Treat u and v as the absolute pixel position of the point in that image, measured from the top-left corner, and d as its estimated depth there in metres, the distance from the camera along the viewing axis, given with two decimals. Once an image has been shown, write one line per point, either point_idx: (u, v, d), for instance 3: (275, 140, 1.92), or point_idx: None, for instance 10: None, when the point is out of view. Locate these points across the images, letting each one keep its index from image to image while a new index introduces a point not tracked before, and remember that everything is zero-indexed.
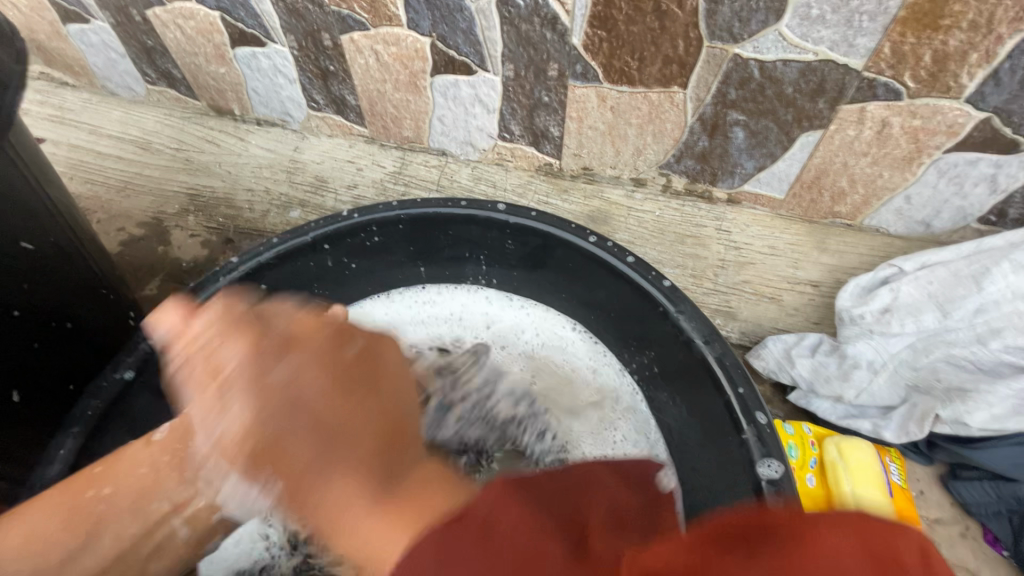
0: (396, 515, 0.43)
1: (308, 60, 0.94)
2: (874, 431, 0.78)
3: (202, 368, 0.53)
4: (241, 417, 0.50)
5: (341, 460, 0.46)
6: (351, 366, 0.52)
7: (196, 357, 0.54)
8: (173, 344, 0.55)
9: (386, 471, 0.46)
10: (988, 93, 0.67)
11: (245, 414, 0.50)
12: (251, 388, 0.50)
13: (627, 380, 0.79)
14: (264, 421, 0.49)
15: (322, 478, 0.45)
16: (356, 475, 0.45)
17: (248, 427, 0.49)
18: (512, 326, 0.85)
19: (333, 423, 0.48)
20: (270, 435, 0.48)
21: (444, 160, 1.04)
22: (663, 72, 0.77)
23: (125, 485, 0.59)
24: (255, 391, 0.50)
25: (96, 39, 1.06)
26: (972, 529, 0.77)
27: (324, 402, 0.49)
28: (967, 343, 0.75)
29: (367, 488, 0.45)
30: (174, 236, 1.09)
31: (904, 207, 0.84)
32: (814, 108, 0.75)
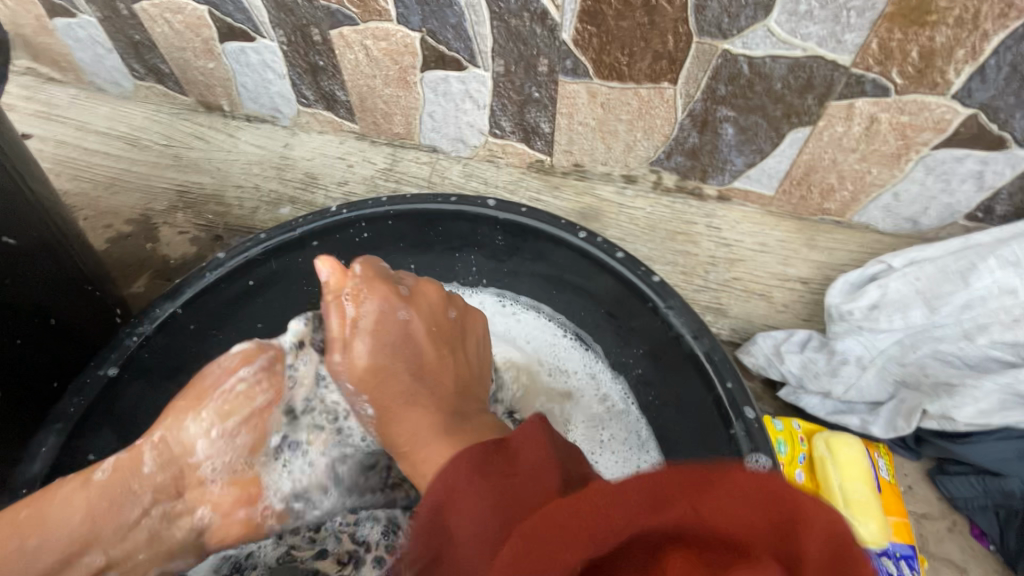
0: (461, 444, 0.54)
1: (298, 55, 0.94)
2: (863, 427, 0.78)
3: (336, 315, 0.61)
4: (377, 358, 0.61)
5: (424, 397, 0.59)
6: (446, 336, 0.65)
7: (335, 305, 0.61)
8: (324, 293, 0.62)
9: (458, 413, 0.59)
10: (974, 89, 0.68)
11: (370, 353, 0.61)
12: (381, 327, 0.61)
13: (619, 380, 0.78)
14: (382, 357, 0.61)
15: (404, 408, 0.58)
16: (433, 408, 0.58)
17: (369, 363, 0.60)
18: (504, 327, 0.84)
19: (422, 366, 0.62)
20: (382, 363, 0.61)
21: (435, 157, 1.03)
22: (652, 67, 0.77)
23: (53, 538, 0.52)
24: (377, 330, 0.61)
25: (83, 34, 1.04)
26: (960, 524, 0.77)
27: (428, 353, 0.63)
28: (954, 339, 0.76)
29: (442, 421, 0.57)
30: (162, 233, 1.08)
31: (892, 203, 0.84)
32: (803, 104, 0.75)
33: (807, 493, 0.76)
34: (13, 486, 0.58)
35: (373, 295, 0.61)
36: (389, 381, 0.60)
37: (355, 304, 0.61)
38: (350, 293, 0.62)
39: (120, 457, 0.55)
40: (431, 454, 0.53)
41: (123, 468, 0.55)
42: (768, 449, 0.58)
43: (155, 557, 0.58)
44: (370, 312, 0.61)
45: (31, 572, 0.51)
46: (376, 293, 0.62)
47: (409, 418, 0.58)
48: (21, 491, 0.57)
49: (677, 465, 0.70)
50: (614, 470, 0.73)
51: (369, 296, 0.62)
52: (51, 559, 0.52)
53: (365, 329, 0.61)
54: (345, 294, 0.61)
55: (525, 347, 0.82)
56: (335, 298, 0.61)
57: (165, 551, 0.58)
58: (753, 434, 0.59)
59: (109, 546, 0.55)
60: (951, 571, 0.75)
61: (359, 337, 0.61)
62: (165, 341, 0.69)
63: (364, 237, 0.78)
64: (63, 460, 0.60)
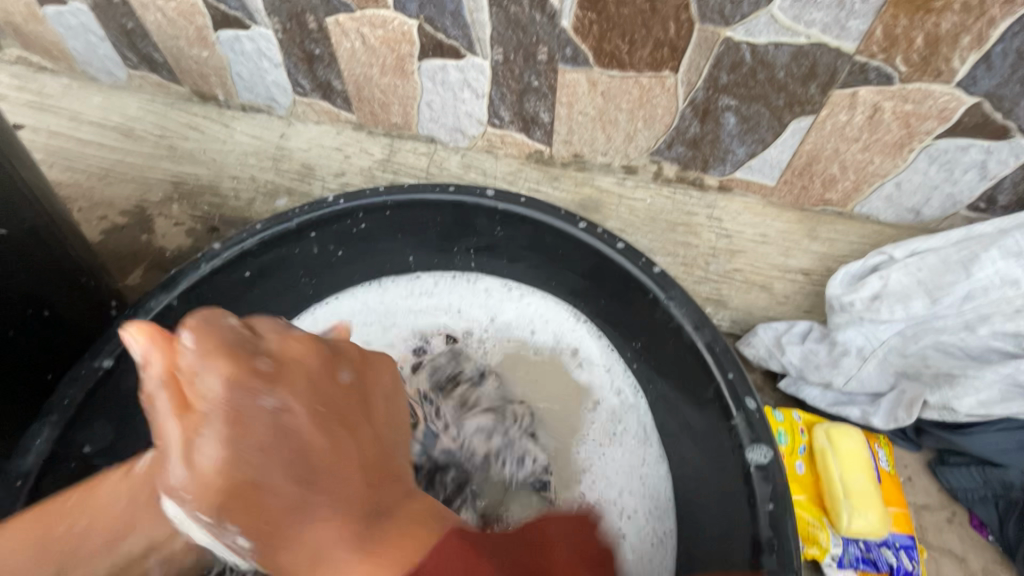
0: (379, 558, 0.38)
1: (294, 43, 0.92)
2: (863, 418, 0.78)
3: (170, 392, 0.38)
4: (209, 455, 0.36)
5: (323, 505, 0.38)
6: (339, 402, 0.42)
7: (187, 361, 0.39)
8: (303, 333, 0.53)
9: (370, 508, 0.39)
10: (979, 77, 0.67)
11: (246, 434, 0.38)
12: (231, 418, 0.37)
13: (628, 375, 0.76)
14: (256, 466, 0.36)
15: (297, 530, 0.37)
16: (339, 512, 0.38)
17: (224, 468, 0.36)
18: (512, 320, 0.81)
19: (313, 463, 0.38)
20: (239, 474, 0.36)
21: (433, 147, 1.02)
22: (654, 55, 0.76)
23: (98, 517, 0.55)
24: (227, 422, 0.37)
25: (75, 22, 1.03)
26: (959, 514, 0.77)
27: (309, 441, 0.38)
28: (956, 330, 0.75)
29: (351, 529, 0.38)
30: (158, 224, 1.07)
31: (894, 194, 0.84)
32: (805, 93, 0.74)
33: (807, 485, 0.76)
34: (6, 478, 0.57)
35: (209, 364, 0.37)
36: (256, 504, 0.36)
37: (191, 381, 0.37)
38: (203, 355, 0.38)
39: (158, 444, 0.56)
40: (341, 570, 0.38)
41: (161, 455, 0.56)
42: (769, 439, 0.58)
43: (198, 537, 0.60)
44: (215, 400, 0.37)
45: (76, 555, 0.53)
46: (196, 361, 0.38)
47: (309, 541, 0.37)
48: (14, 485, 0.57)
49: (681, 458, 0.69)
50: (617, 464, 0.72)
51: (215, 365, 0.38)
52: (98, 541, 0.54)
53: (202, 439, 0.36)
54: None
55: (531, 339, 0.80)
56: (176, 379, 0.38)
57: (211, 530, 0.60)
58: (754, 425, 0.58)
59: (149, 533, 0.56)
60: (950, 561, 0.75)
61: (201, 435, 0.36)
62: (160, 332, 0.68)
63: (363, 228, 0.77)
64: (58, 453, 0.60)
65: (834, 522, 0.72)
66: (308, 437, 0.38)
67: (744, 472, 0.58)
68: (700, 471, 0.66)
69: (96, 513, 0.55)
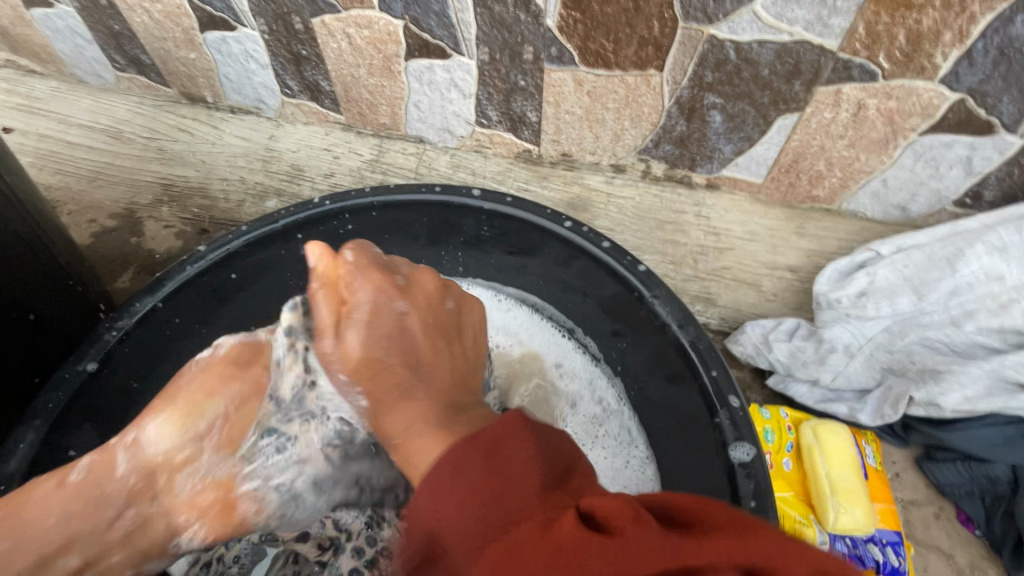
0: (444, 432, 0.42)
1: (280, 44, 0.92)
2: (851, 415, 0.78)
3: (326, 296, 0.54)
4: (370, 347, 0.51)
5: (421, 396, 0.47)
6: (441, 316, 0.55)
7: (328, 292, 0.54)
8: (311, 279, 0.55)
9: (445, 411, 0.45)
10: (961, 73, 0.67)
11: (362, 344, 0.51)
12: (373, 322, 0.52)
13: (612, 380, 0.76)
14: (377, 347, 0.51)
15: (398, 401, 0.47)
16: (425, 395, 0.47)
17: (364, 354, 0.51)
18: (497, 326, 0.81)
19: (383, 374, 0.49)
20: (373, 358, 0.50)
21: (422, 147, 1.02)
22: (639, 54, 0.76)
23: (26, 539, 0.48)
24: (367, 320, 0.52)
25: (62, 25, 1.02)
26: (946, 510, 0.77)
27: (427, 349, 0.52)
28: (941, 326, 0.75)
29: (430, 415, 0.45)
30: (148, 227, 1.06)
31: (880, 190, 0.84)
32: (790, 90, 0.74)
33: (795, 482, 0.76)
34: None
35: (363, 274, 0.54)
36: (374, 372, 0.50)
37: (348, 289, 0.54)
38: (359, 274, 0.55)
39: (95, 458, 0.52)
40: (414, 443, 0.43)
41: (97, 472, 0.51)
42: (753, 437, 0.58)
43: (133, 563, 0.54)
44: (367, 305, 0.53)
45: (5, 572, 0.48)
46: (372, 292, 0.53)
47: (401, 414, 0.46)
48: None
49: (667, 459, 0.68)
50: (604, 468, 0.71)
51: (368, 282, 0.54)
52: (25, 563, 0.48)
53: (355, 327, 0.52)
54: (339, 284, 0.54)
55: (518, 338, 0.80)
56: (333, 284, 0.54)
57: (143, 555, 0.54)
58: (737, 423, 0.58)
59: (87, 549, 0.51)
60: (938, 558, 0.75)
61: (346, 330, 0.52)
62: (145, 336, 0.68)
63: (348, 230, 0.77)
64: (44, 457, 0.60)
65: (821, 518, 0.72)
66: (426, 343, 0.52)
67: (728, 469, 0.58)
68: (687, 471, 0.65)
69: (28, 530, 0.49)
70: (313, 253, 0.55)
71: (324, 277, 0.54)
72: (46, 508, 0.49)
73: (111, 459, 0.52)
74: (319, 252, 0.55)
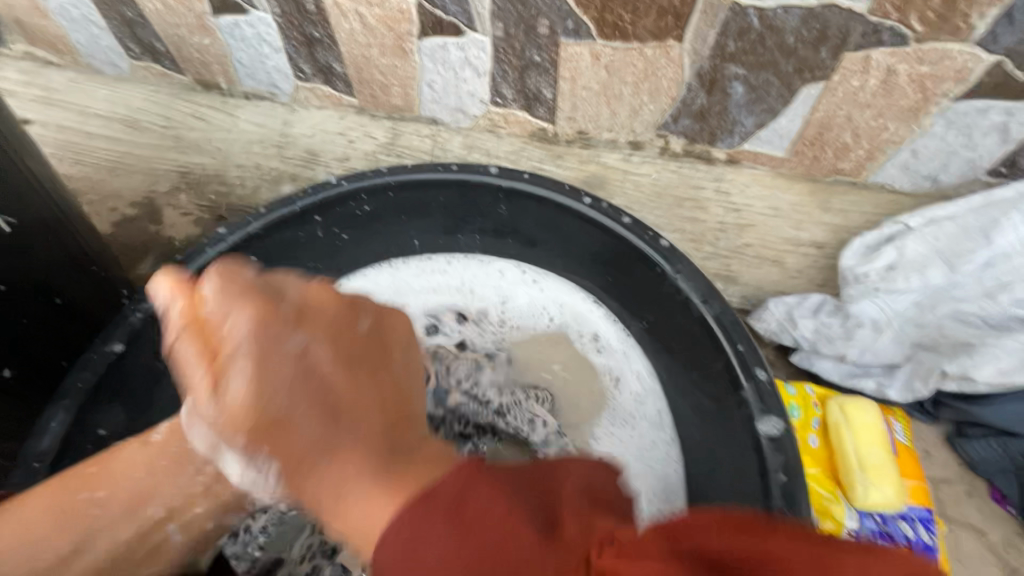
0: (396, 485, 0.40)
1: (293, 26, 0.91)
2: (878, 390, 0.78)
3: (196, 340, 0.46)
4: (258, 392, 0.43)
5: (349, 446, 0.43)
6: (357, 344, 0.48)
7: (196, 330, 0.46)
8: (166, 317, 0.49)
9: (392, 451, 0.43)
10: (999, 33, 0.64)
11: (248, 388, 0.43)
12: (263, 359, 0.44)
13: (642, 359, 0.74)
14: (286, 400, 0.43)
15: (326, 458, 0.43)
16: (369, 453, 0.42)
17: (256, 407, 0.43)
18: (526, 304, 0.80)
19: (332, 397, 0.44)
20: (272, 407, 0.43)
21: (436, 129, 1.02)
22: (658, 25, 0.74)
23: (119, 489, 0.60)
24: (258, 359, 0.44)
25: (76, 13, 1.02)
26: (978, 487, 0.76)
27: (339, 381, 0.45)
28: (975, 298, 0.73)
29: (367, 469, 0.41)
30: (165, 214, 1.13)
31: (910, 161, 0.81)
32: (816, 57, 0.72)
33: (821, 460, 0.75)
34: (24, 461, 0.58)
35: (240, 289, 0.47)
36: (287, 431, 0.43)
37: (223, 326, 0.46)
38: (223, 304, 0.46)
39: (171, 421, 0.62)
40: (360, 504, 0.40)
41: (176, 432, 0.62)
42: (781, 411, 0.57)
43: (210, 513, 0.65)
44: (244, 336, 0.44)
45: (101, 519, 0.59)
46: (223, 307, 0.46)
47: (329, 473, 0.42)
48: (34, 466, 0.58)
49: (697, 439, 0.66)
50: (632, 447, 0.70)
51: (243, 309, 0.45)
52: (117, 509, 0.60)
53: (235, 370, 0.44)
54: (205, 322, 0.46)
55: (548, 314, 0.79)
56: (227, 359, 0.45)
57: (219, 507, 0.65)
58: (765, 397, 0.58)
59: (167, 499, 0.62)
60: (969, 534, 0.74)
61: (234, 369, 0.44)
62: (170, 318, 0.69)
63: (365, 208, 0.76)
64: (75, 436, 0.61)
65: (849, 495, 0.70)
66: (340, 378, 0.45)
67: (756, 442, 0.58)
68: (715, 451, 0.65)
69: (117, 481, 0.60)
70: (165, 280, 0.49)
71: (190, 317, 0.47)
72: (132, 462, 0.60)
73: (183, 426, 0.62)
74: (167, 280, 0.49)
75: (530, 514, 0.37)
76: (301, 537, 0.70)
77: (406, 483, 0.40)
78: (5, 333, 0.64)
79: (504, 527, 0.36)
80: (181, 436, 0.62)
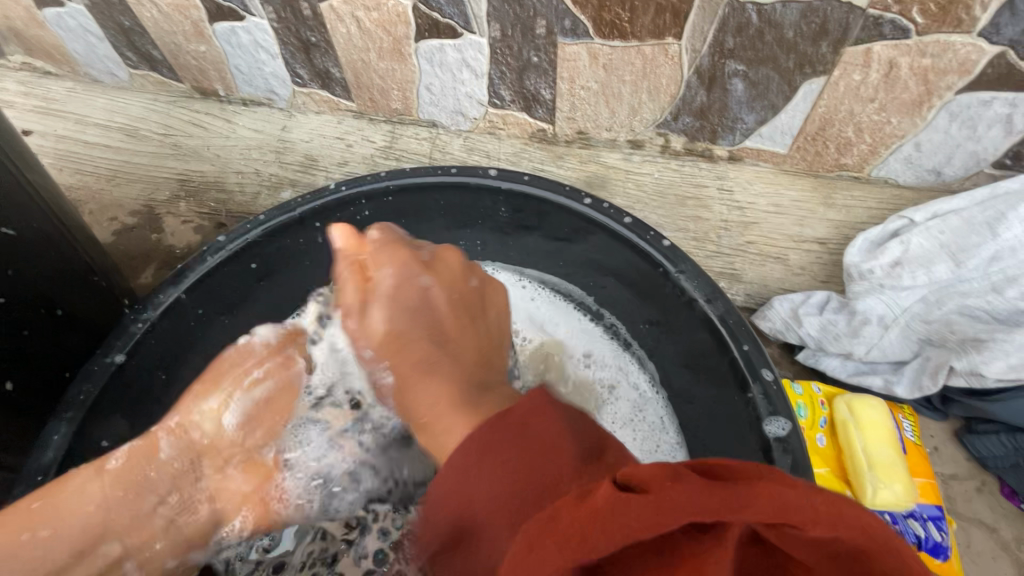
0: (478, 414, 0.41)
1: (289, 32, 0.91)
2: (886, 388, 0.76)
3: (352, 272, 0.56)
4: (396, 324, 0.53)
5: (443, 371, 0.47)
6: (466, 296, 0.56)
7: (357, 265, 0.57)
8: (338, 258, 0.58)
9: (478, 383, 0.47)
10: (1002, 24, 0.63)
11: (387, 320, 0.53)
12: (398, 296, 0.54)
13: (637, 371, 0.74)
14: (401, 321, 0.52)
15: (422, 377, 0.47)
16: (456, 373, 0.47)
17: (388, 332, 0.52)
18: (526, 318, 0.79)
19: (438, 338, 0.51)
20: (398, 330, 0.52)
21: (435, 132, 1.01)
22: (656, 22, 0.74)
23: (67, 526, 0.51)
24: (393, 297, 0.54)
25: (74, 23, 1.03)
26: (989, 484, 0.75)
27: (446, 321, 0.53)
28: (981, 293, 0.72)
29: (458, 392, 0.44)
30: (167, 223, 1.07)
31: (913, 155, 0.80)
32: (816, 52, 0.71)
33: (830, 459, 0.74)
34: (26, 474, 0.58)
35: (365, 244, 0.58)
36: (402, 347, 0.51)
37: (377, 274, 0.56)
38: (381, 254, 0.57)
39: (136, 443, 0.57)
40: (444, 430, 0.42)
41: (140, 456, 0.56)
42: (788, 412, 0.56)
43: (172, 548, 0.58)
44: (390, 281, 0.55)
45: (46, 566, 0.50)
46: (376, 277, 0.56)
47: (427, 391, 0.46)
48: (34, 481, 0.58)
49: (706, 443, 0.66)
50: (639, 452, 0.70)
51: (393, 263, 0.56)
52: (67, 549, 0.51)
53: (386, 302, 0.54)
54: (363, 262, 0.57)
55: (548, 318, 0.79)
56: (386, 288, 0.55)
57: (184, 542, 0.58)
58: (772, 397, 0.57)
59: (127, 535, 0.55)
60: (980, 531, 0.73)
61: (372, 307, 0.54)
62: (169, 328, 0.68)
63: (366, 214, 0.76)
64: (77, 448, 0.61)
65: (859, 494, 0.70)
66: (451, 319, 0.53)
67: (764, 445, 0.57)
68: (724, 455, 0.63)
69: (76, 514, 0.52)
70: (342, 234, 0.57)
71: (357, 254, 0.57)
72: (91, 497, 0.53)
73: (155, 446, 0.58)
74: (345, 232, 0.57)
75: (577, 435, 0.35)
76: (302, 544, 0.65)
77: (485, 412, 0.42)
78: (6, 345, 0.64)
79: (552, 450, 0.34)
80: (151, 454, 0.57)
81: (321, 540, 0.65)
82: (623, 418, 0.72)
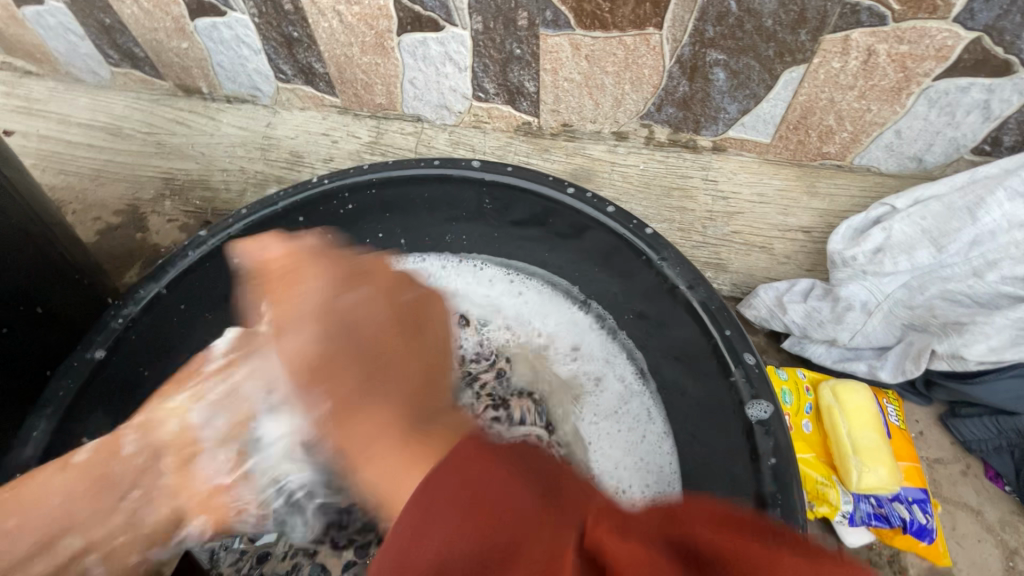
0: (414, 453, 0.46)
1: (272, 27, 0.91)
2: (870, 373, 0.76)
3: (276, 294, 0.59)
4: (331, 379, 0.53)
5: (379, 398, 0.51)
6: (406, 311, 0.59)
7: (278, 284, 0.59)
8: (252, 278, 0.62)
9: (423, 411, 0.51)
10: (977, 9, 0.64)
11: (314, 339, 0.55)
12: (323, 314, 0.56)
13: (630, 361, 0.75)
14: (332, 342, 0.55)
15: (361, 406, 0.50)
16: (393, 401, 0.51)
17: (308, 348, 0.55)
18: (515, 314, 0.80)
19: (377, 355, 0.54)
20: (321, 350, 0.54)
21: (420, 127, 1.01)
22: (636, 12, 0.74)
23: (34, 517, 0.51)
24: (320, 317, 0.56)
25: (54, 22, 1.02)
26: (974, 467, 0.75)
27: (379, 337, 0.55)
28: (963, 277, 0.73)
29: (394, 426, 0.48)
30: (152, 222, 1.06)
31: (894, 142, 0.81)
32: (796, 40, 0.72)
33: (815, 445, 0.74)
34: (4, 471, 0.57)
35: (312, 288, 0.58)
36: (335, 369, 0.53)
37: (297, 290, 0.59)
38: (302, 265, 0.60)
39: (101, 442, 0.56)
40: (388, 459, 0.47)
41: (103, 452, 0.55)
42: (770, 395, 0.56)
43: (136, 545, 0.55)
44: (316, 294, 0.58)
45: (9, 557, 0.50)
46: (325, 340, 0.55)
47: (363, 421, 0.49)
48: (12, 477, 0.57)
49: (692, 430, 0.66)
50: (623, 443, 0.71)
51: (315, 276, 0.59)
52: (28, 544, 0.50)
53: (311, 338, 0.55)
54: (278, 281, 0.60)
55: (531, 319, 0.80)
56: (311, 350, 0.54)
57: (148, 539, 0.56)
58: (754, 380, 0.57)
59: (89, 530, 0.53)
60: (966, 515, 0.73)
61: (296, 324, 0.56)
62: (151, 324, 0.68)
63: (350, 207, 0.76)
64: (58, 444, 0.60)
65: (844, 478, 0.70)
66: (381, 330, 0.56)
67: (746, 429, 0.57)
68: (709, 442, 0.63)
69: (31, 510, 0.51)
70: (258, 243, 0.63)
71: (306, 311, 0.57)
72: (49, 490, 0.52)
73: (119, 440, 0.56)
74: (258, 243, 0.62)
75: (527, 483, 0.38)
76: (287, 534, 0.68)
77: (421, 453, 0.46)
78: None
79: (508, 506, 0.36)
80: (112, 454, 0.56)
81: (306, 529, 0.68)
82: (603, 411, 0.73)
